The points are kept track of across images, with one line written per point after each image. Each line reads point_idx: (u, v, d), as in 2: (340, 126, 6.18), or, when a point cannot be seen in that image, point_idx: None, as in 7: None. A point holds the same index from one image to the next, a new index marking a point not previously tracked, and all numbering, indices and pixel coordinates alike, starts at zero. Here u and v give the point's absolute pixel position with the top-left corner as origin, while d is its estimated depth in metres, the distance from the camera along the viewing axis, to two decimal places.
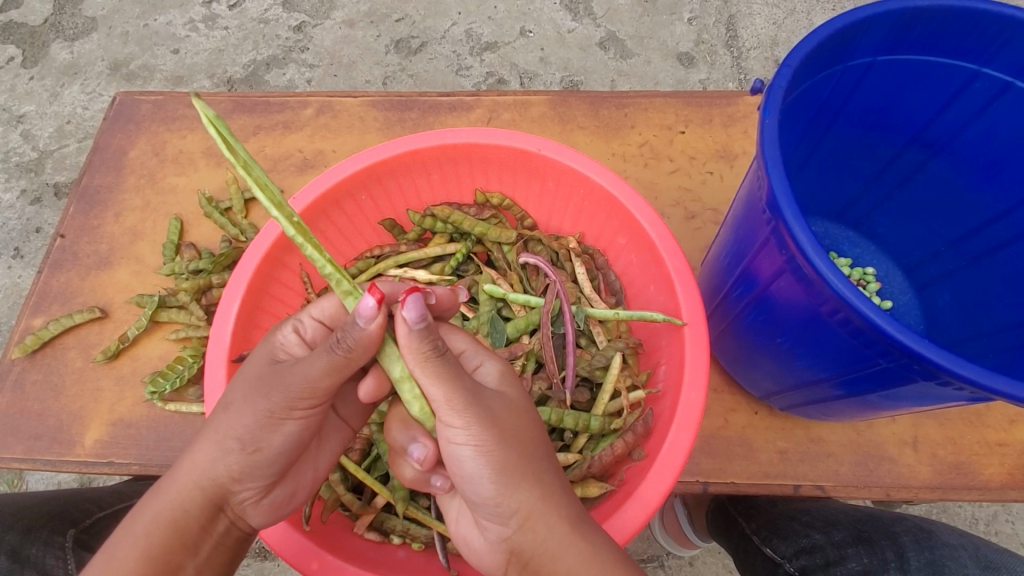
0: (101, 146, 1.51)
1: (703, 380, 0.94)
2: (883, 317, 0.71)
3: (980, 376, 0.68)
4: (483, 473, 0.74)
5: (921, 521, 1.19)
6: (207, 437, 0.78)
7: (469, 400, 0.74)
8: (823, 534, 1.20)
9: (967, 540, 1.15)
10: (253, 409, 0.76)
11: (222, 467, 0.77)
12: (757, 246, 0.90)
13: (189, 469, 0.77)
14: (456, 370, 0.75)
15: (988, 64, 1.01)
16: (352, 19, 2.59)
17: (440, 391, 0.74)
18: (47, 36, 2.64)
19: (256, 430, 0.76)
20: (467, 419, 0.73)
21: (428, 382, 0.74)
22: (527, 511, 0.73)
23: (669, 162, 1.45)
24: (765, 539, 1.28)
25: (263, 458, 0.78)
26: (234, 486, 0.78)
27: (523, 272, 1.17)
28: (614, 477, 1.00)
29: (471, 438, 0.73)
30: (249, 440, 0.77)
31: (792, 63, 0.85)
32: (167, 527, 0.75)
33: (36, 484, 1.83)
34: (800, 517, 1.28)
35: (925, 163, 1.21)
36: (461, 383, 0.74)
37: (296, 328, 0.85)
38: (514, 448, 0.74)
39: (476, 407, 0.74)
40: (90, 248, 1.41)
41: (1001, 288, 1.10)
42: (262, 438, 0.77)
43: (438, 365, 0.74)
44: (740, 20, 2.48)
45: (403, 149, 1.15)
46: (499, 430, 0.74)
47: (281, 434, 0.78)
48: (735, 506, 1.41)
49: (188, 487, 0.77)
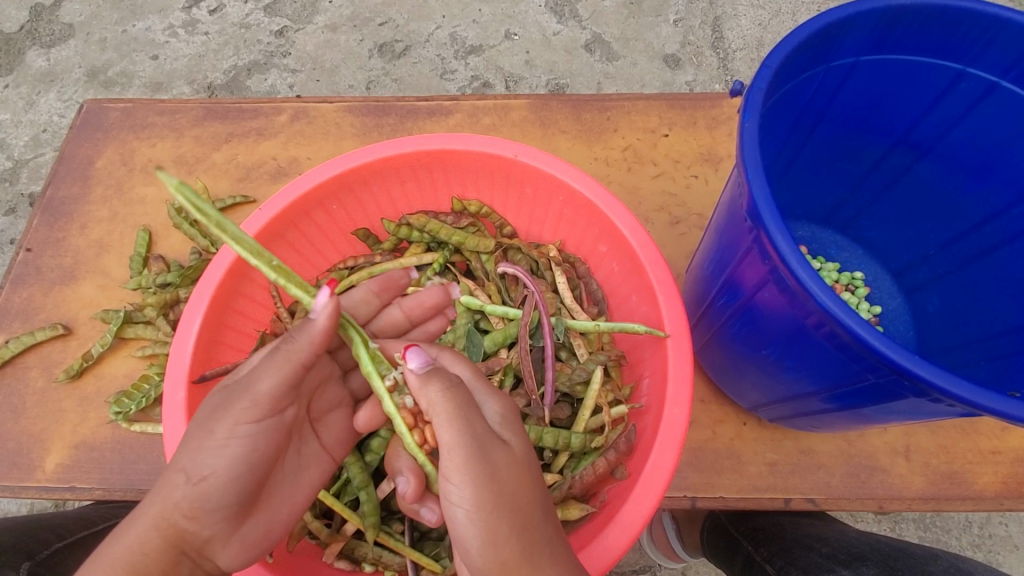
0: (67, 156, 1.46)
1: (687, 395, 0.90)
2: (870, 332, 0.67)
3: (975, 394, 0.65)
4: (473, 535, 0.70)
5: (957, 560, 1.06)
6: (164, 476, 0.73)
7: (472, 453, 0.71)
8: (848, 569, 1.05)
9: None
10: (199, 434, 0.74)
11: (176, 503, 0.71)
12: (740, 255, 0.86)
13: (143, 510, 0.72)
14: (463, 415, 0.73)
15: (973, 63, 0.97)
16: (334, 23, 2.54)
17: (449, 435, 0.72)
18: (23, 43, 2.58)
19: (206, 457, 0.73)
20: (465, 475, 0.70)
21: (441, 425, 0.73)
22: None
23: (653, 166, 1.42)
24: (780, 568, 1.15)
25: (213, 485, 0.73)
26: (192, 523, 0.72)
27: (501, 283, 1.14)
28: (595, 498, 0.96)
29: (467, 498, 0.70)
30: (193, 469, 0.72)
31: (772, 64, 0.82)
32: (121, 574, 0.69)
33: (8, 505, 1.76)
34: (818, 547, 1.14)
35: (912, 165, 1.18)
36: (467, 432, 0.71)
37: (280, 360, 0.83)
38: (507, 511, 0.70)
39: (479, 465, 0.70)
40: (54, 262, 1.36)
41: (993, 294, 1.07)
42: (206, 464, 0.72)
43: (447, 410, 0.73)
44: (726, 21, 2.45)
45: (375, 156, 1.11)
46: (496, 489, 0.70)
47: (228, 456, 0.73)
48: (742, 532, 1.30)
49: (145, 530, 0.71)
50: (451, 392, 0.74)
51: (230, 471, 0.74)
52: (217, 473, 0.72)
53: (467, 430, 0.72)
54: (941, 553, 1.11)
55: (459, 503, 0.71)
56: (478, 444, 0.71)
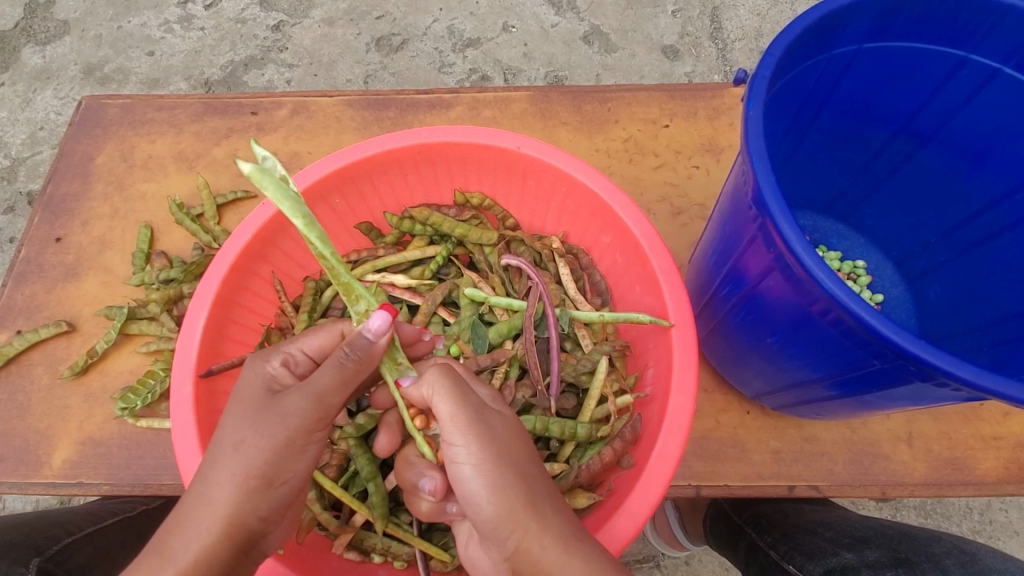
0: (67, 153, 1.45)
1: (692, 384, 0.91)
2: (875, 317, 0.68)
3: (978, 377, 0.65)
4: (482, 492, 0.71)
5: (959, 542, 1.08)
6: (225, 480, 0.72)
7: (473, 416, 0.73)
8: (855, 554, 1.06)
9: (1014, 565, 1.03)
10: (271, 439, 0.73)
11: (251, 508, 0.72)
12: (744, 244, 0.86)
13: (211, 513, 0.71)
14: (461, 386, 0.76)
15: (976, 50, 0.98)
16: (331, 17, 2.53)
17: (447, 408, 0.74)
18: (18, 41, 2.56)
19: (280, 461, 0.74)
20: (469, 435, 0.72)
21: (439, 400, 0.75)
22: (522, 531, 0.69)
23: (654, 157, 1.42)
24: (787, 555, 1.15)
25: (289, 485, 0.76)
26: (260, 526, 0.74)
27: (504, 275, 1.14)
28: (602, 486, 0.97)
29: (472, 456, 0.72)
30: (275, 472, 0.74)
31: (776, 52, 0.82)
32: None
33: (13, 503, 1.77)
34: (822, 533, 1.15)
35: (913, 152, 1.18)
36: (465, 400, 0.74)
37: (286, 360, 0.81)
38: (514, 468, 0.71)
39: (480, 424, 0.73)
40: (56, 259, 1.36)
41: (995, 280, 1.08)
42: (286, 469, 0.75)
43: (445, 384, 0.75)
44: (725, 12, 2.44)
45: (377, 149, 1.10)
46: (497, 446, 0.72)
47: (301, 461, 0.77)
48: (742, 518, 1.32)
49: (215, 535, 0.70)
50: (447, 374, 0.76)
51: (302, 472, 0.78)
52: (295, 475, 0.76)
53: (466, 397, 0.75)
54: (940, 534, 1.12)
55: (462, 464, 0.72)
56: (479, 408, 0.75)
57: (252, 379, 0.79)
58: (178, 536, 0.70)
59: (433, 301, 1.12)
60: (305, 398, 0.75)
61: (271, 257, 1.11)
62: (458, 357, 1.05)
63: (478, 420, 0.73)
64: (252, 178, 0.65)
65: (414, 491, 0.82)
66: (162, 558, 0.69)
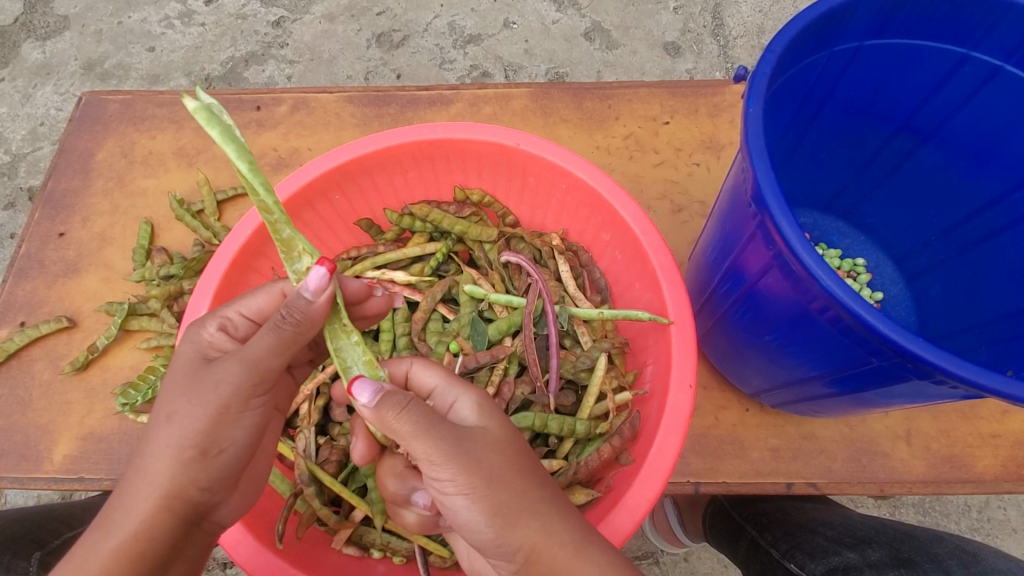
0: (67, 149, 1.45)
1: (690, 381, 0.91)
2: (875, 316, 0.68)
3: (977, 375, 0.65)
4: (479, 519, 0.70)
5: (960, 541, 1.08)
6: (160, 451, 0.72)
7: (451, 449, 0.69)
8: (856, 554, 1.07)
9: (1015, 565, 1.03)
10: (201, 408, 0.73)
11: (189, 477, 0.72)
12: (744, 241, 0.86)
13: (148, 484, 0.71)
14: (427, 420, 0.70)
15: (977, 47, 0.97)
16: (332, 13, 2.53)
17: (422, 448, 0.69)
18: (18, 36, 2.56)
19: (213, 430, 0.73)
20: (452, 469, 0.68)
21: (409, 441, 0.69)
22: (531, 545, 0.69)
23: (655, 154, 1.42)
24: (788, 554, 1.16)
25: (230, 454, 0.76)
26: (203, 496, 0.74)
27: (504, 272, 1.14)
28: (600, 483, 0.98)
29: (460, 490, 0.69)
30: (209, 444, 0.74)
31: (776, 49, 0.81)
32: (138, 550, 0.69)
33: (15, 498, 1.78)
34: (823, 531, 1.15)
35: (914, 150, 1.18)
36: (433, 434, 0.69)
37: (224, 325, 0.80)
38: (505, 493, 0.69)
39: (459, 457, 0.69)
40: (57, 255, 1.36)
41: (996, 277, 1.07)
42: (223, 437, 0.75)
43: (410, 420, 0.69)
44: (727, 8, 2.44)
45: (377, 145, 1.10)
46: (486, 474, 0.69)
47: (239, 428, 0.76)
48: (742, 516, 1.32)
49: (153, 506, 0.71)
50: (412, 409, 0.69)
51: (241, 440, 0.77)
52: (235, 444, 0.76)
53: (434, 429, 0.69)
54: (941, 532, 1.13)
55: (449, 494, 0.70)
56: (454, 438, 0.70)
57: (189, 348, 0.79)
58: (116, 509, 0.71)
59: (432, 298, 1.12)
60: (237, 364, 0.74)
61: (271, 254, 1.11)
62: (457, 353, 1.05)
63: (459, 455, 0.69)
64: (197, 116, 0.66)
65: (402, 504, 0.81)
66: (101, 531, 0.70)
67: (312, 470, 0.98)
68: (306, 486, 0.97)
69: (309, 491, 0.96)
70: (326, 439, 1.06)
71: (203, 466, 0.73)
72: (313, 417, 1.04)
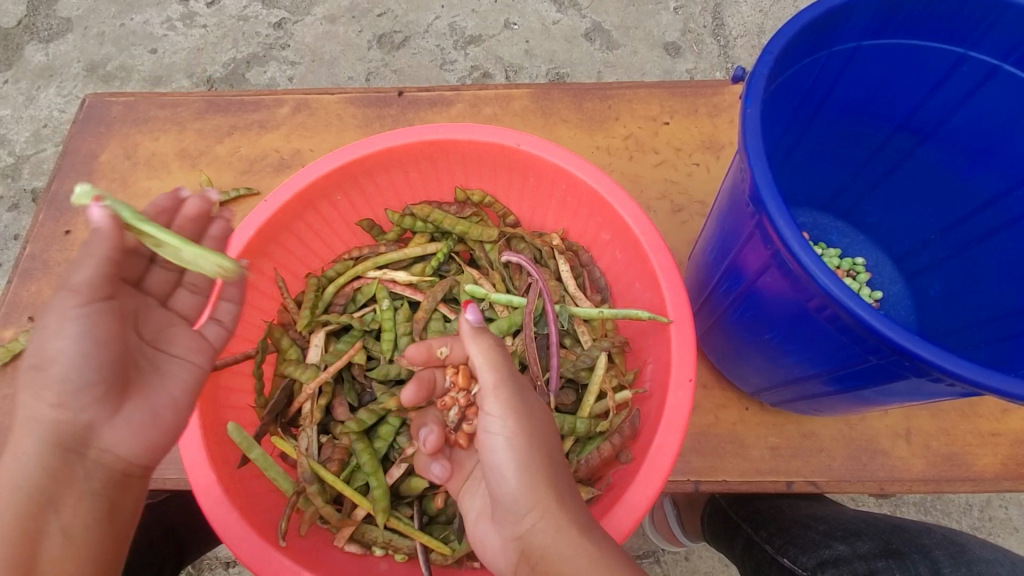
0: (71, 151, 1.46)
1: (690, 380, 0.91)
2: (872, 314, 0.68)
3: (973, 373, 0.66)
4: (510, 466, 0.77)
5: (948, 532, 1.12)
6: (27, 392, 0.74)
7: (512, 391, 0.80)
8: (847, 546, 1.08)
9: (1002, 555, 1.08)
10: (51, 343, 0.73)
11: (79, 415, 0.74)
12: (742, 240, 0.87)
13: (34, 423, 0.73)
14: (502, 360, 0.82)
15: (976, 47, 0.98)
16: (333, 14, 2.54)
17: (489, 380, 0.80)
18: (20, 38, 2.57)
19: (92, 364, 0.74)
20: (506, 407, 0.79)
21: (480, 369, 0.81)
22: (540, 510, 0.73)
23: (655, 154, 1.42)
24: (782, 548, 1.17)
25: (150, 388, 0.81)
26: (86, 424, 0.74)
27: (505, 272, 1.15)
28: (601, 481, 0.98)
29: (506, 430, 0.78)
30: (49, 367, 0.73)
31: (774, 49, 0.82)
32: (34, 489, 0.71)
33: None
34: (817, 525, 1.17)
35: (913, 150, 1.18)
36: (502, 370, 0.80)
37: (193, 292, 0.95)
38: (542, 449, 0.78)
39: (518, 399, 0.80)
40: (61, 256, 1.37)
41: (997, 275, 1.07)
42: (88, 368, 0.74)
43: (492, 356, 0.81)
44: (727, 8, 2.44)
45: (378, 146, 1.11)
46: (530, 427, 0.78)
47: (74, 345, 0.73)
48: (738, 511, 1.32)
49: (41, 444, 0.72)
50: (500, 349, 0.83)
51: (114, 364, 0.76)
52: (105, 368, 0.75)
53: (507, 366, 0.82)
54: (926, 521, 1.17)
55: (490, 430, 0.80)
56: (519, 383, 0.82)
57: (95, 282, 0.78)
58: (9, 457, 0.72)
59: (433, 298, 1.13)
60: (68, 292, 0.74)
61: (274, 254, 1.12)
62: None
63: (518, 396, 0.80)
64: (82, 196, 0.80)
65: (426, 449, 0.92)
66: None
67: (314, 469, 1.01)
68: (309, 485, 0.99)
69: (312, 489, 0.98)
70: (328, 438, 1.07)
71: (121, 402, 0.78)
72: (315, 417, 1.06)
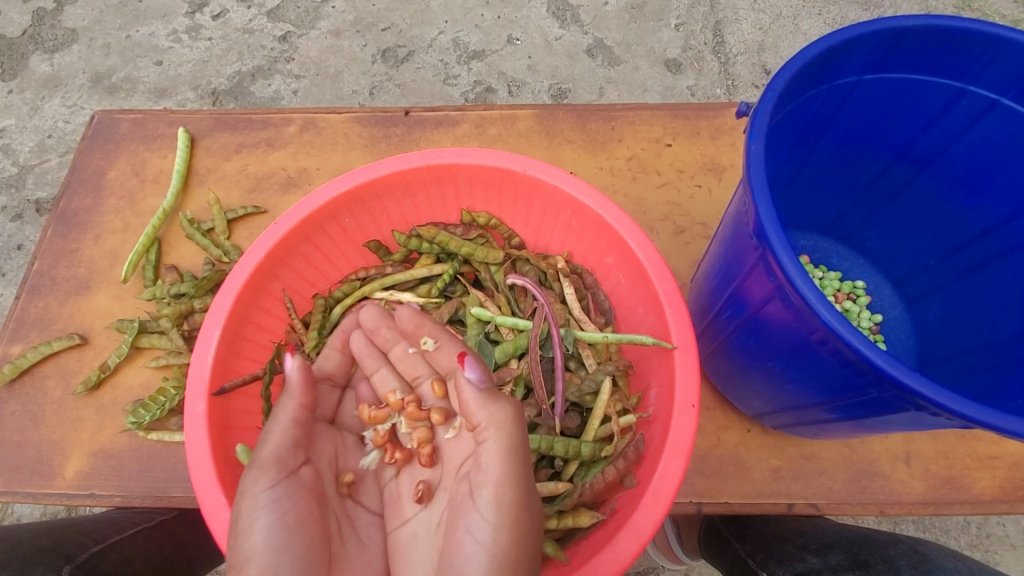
0: (79, 168, 1.48)
1: (693, 405, 0.93)
2: (874, 351, 0.70)
3: (972, 410, 0.67)
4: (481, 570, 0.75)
5: (915, 543, 1.13)
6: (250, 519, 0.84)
7: (520, 479, 0.79)
8: (819, 558, 1.11)
9: (964, 564, 1.08)
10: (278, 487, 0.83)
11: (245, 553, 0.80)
12: (746, 271, 0.89)
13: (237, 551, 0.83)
14: (516, 439, 0.81)
15: (974, 82, 1.00)
16: (338, 28, 2.56)
17: (495, 460, 0.80)
18: (26, 48, 2.60)
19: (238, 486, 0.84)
20: (501, 497, 0.78)
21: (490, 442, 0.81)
22: None
23: (657, 175, 1.44)
24: (761, 562, 1.19)
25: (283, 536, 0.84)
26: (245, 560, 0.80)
27: (510, 294, 1.16)
28: (606, 505, 0.99)
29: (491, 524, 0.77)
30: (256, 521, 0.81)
31: (777, 87, 0.84)
32: None
33: (20, 509, 1.79)
34: (794, 539, 1.19)
35: (912, 178, 1.20)
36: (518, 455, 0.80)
37: None
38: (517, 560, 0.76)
39: (515, 491, 0.78)
40: (69, 272, 1.38)
41: (995, 302, 1.09)
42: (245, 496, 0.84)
43: (507, 429, 0.81)
44: (728, 26, 2.48)
45: (387, 171, 1.13)
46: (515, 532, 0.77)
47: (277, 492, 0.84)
48: (728, 527, 1.35)
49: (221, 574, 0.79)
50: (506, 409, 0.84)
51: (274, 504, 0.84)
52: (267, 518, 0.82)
53: (523, 443, 0.82)
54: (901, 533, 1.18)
55: (472, 532, 0.78)
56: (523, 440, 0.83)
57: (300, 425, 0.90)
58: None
59: (439, 319, 1.16)
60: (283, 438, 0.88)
61: (283, 276, 1.13)
62: None
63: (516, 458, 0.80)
64: None
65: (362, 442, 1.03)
66: None
67: None
68: None
69: None
70: None
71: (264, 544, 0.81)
72: None
